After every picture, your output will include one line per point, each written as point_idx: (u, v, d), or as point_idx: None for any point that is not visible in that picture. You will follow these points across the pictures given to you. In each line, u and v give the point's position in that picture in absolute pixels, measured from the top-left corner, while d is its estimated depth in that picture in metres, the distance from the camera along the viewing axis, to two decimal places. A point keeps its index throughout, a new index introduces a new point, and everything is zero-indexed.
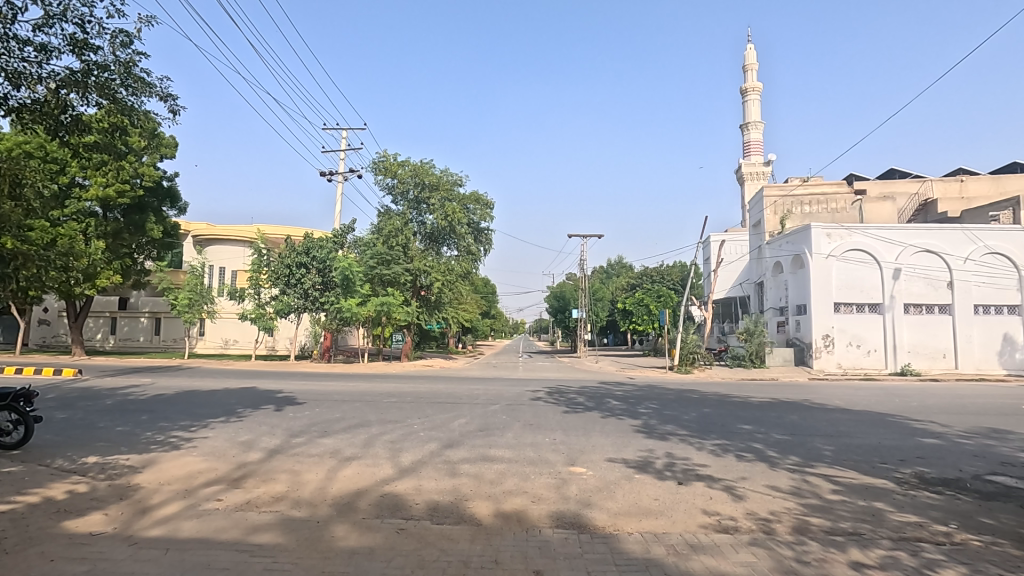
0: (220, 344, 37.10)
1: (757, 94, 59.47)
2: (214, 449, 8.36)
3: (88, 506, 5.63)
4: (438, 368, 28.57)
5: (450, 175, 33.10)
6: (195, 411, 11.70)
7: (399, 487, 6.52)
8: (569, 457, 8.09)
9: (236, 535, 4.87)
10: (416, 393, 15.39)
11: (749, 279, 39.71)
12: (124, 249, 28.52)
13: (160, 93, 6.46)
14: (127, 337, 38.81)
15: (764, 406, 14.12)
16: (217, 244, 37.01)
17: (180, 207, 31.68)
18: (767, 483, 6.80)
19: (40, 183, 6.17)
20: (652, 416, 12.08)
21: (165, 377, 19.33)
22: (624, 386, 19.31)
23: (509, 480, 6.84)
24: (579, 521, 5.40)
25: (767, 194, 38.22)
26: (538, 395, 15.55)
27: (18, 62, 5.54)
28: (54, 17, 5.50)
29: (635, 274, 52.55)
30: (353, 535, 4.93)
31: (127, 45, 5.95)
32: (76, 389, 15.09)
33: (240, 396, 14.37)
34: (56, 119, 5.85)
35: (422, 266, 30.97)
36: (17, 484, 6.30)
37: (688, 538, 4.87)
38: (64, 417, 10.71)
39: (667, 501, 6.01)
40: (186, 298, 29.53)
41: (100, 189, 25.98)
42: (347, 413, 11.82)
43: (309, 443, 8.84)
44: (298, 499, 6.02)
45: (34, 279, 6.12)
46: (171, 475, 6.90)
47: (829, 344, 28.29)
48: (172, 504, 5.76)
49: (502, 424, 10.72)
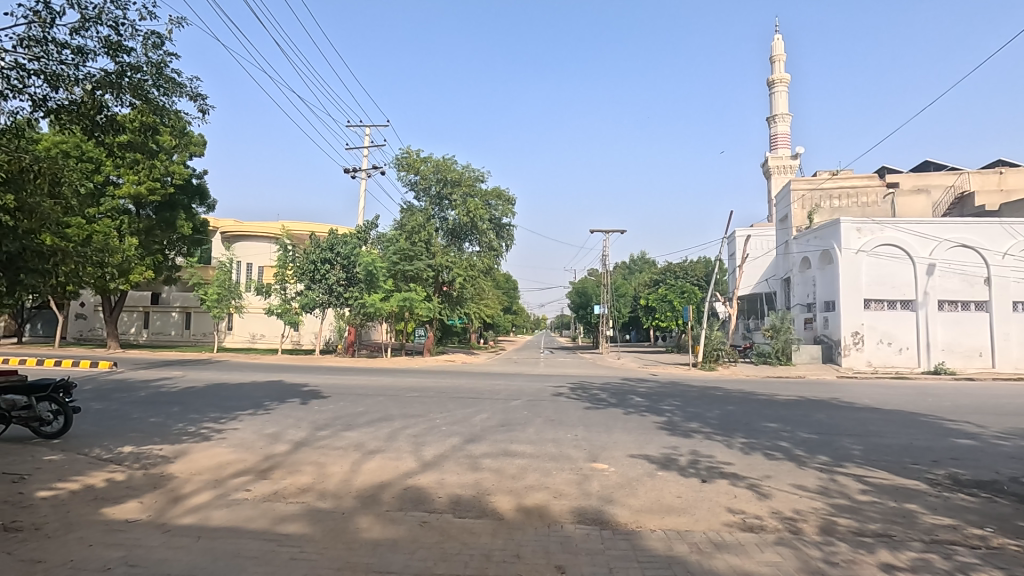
0: (247, 339, 38.03)
1: (785, 85, 58.24)
2: (242, 441, 8.56)
3: (124, 494, 5.83)
4: (459, 364, 28.72)
5: (472, 171, 33.08)
6: (224, 404, 12.01)
7: (422, 481, 6.58)
8: (591, 453, 8.07)
9: (265, 525, 4.99)
10: (439, 388, 15.48)
11: (775, 275, 38.90)
12: (156, 245, 29.17)
13: (190, 92, 6.59)
14: (159, 331, 39.95)
15: (791, 404, 13.82)
16: (246, 241, 37.83)
17: (209, 204, 32.48)
18: (794, 482, 6.69)
19: (77, 182, 6.37)
20: (675, 412, 12.06)
21: (195, 370, 19.85)
22: (647, 383, 19.23)
23: (530, 475, 6.87)
24: (601, 517, 5.39)
25: (794, 187, 37.10)
26: (559, 391, 15.54)
27: (57, 65, 5.71)
28: (89, 20, 5.65)
29: (658, 270, 51.98)
30: (376, 526, 5.00)
31: (159, 46, 6.09)
32: (111, 381, 15.58)
33: (268, 389, 14.68)
34: (92, 119, 6.02)
35: (444, 262, 31.14)
36: (57, 472, 6.55)
37: (712, 537, 4.82)
38: (101, 408, 11.12)
39: (690, 499, 5.96)
40: (215, 293, 30.22)
41: (133, 187, 26.71)
42: (370, 407, 12.00)
43: (334, 436, 8.99)
44: (323, 491, 6.12)
45: (73, 275, 6.33)
46: (201, 466, 7.08)
47: (858, 341, 27.60)
48: (203, 493, 5.93)
49: (523, 420, 10.74)
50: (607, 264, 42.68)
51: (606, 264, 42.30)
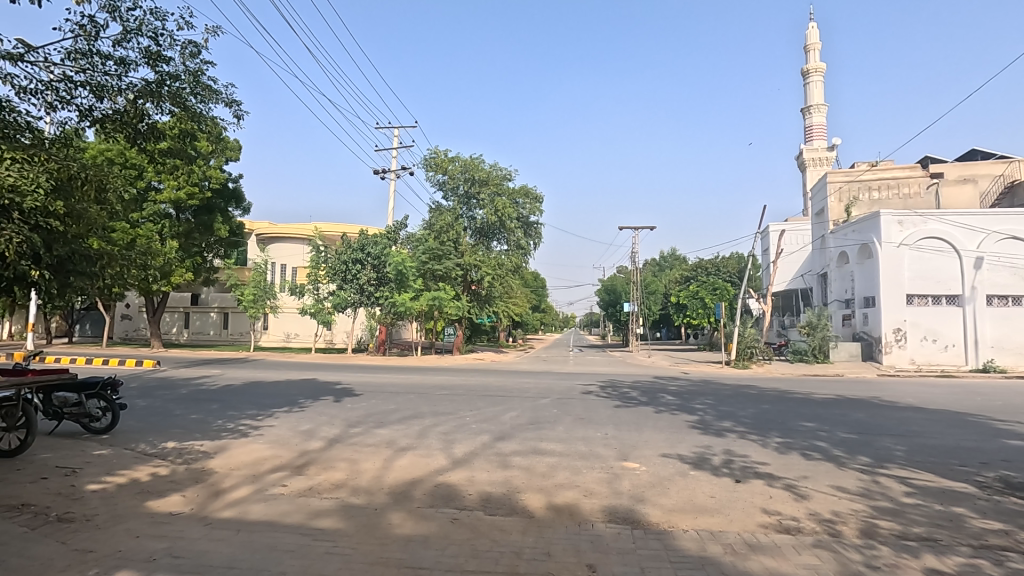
0: (282, 338, 38.99)
1: (820, 75, 56.58)
2: (278, 437, 8.79)
3: (167, 488, 6.05)
4: (488, 363, 28.80)
5: (499, 170, 33.18)
6: (261, 401, 12.35)
7: (453, 478, 6.64)
8: (621, 452, 7.99)
9: (300, 520, 5.11)
10: (468, 386, 15.58)
11: (812, 270, 37.80)
12: (195, 248, 30.17)
13: (225, 99, 6.80)
14: (199, 331, 41.31)
15: (828, 404, 13.41)
16: (280, 243, 38.76)
17: (244, 207, 33.35)
18: (833, 483, 6.50)
19: (121, 188, 6.66)
20: (707, 411, 11.83)
21: (233, 369, 20.45)
22: (678, 381, 18.94)
23: (561, 474, 6.85)
24: (633, 516, 5.34)
25: (831, 179, 36.00)
26: (589, 390, 15.44)
27: (101, 76, 5.96)
28: (131, 32, 5.88)
29: (689, 267, 51.10)
30: (408, 523, 5.07)
31: (196, 55, 6.29)
32: (155, 379, 16.20)
33: (302, 387, 15.03)
34: (135, 127, 6.26)
35: (472, 261, 31.25)
36: (106, 466, 6.85)
37: (747, 538, 4.73)
38: (146, 405, 11.57)
39: (724, 499, 5.85)
40: (251, 294, 31.06)
41: (173, 192, 27.68)
42: (401, 405, 12.17)
43: (366, 433, 9.15)
44: (356, 487, 6.23)
45: (118, 277, 6.61)
46: (239, 461, 7.29)
47: (900, 338, 26.60)
48: (242, 488, 6.12)
49: (553, 418, 10.72)
50: (637, 261, 42.21)
51: (635, 261, 41.82)
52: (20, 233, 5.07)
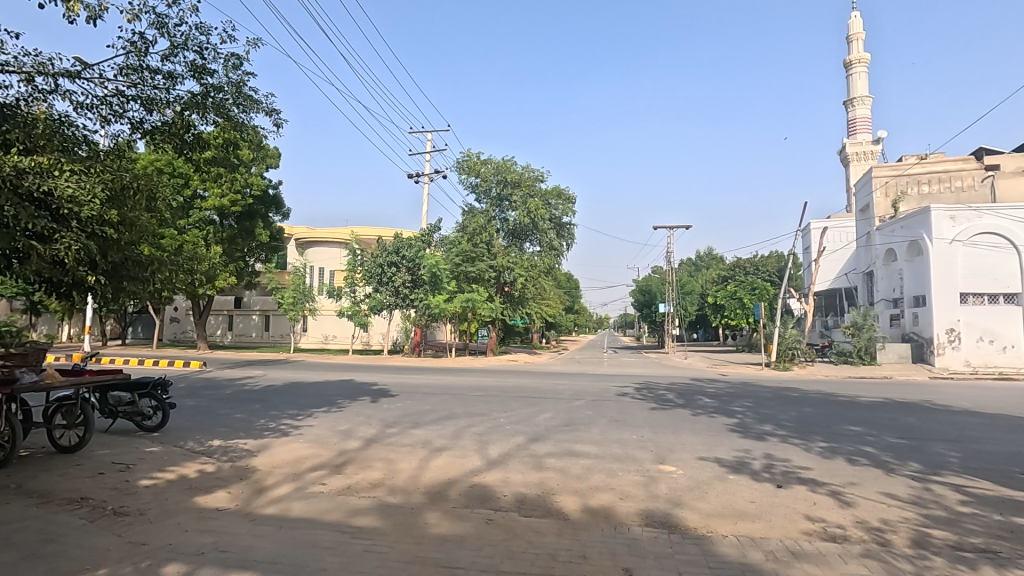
0: (320, 340, 39.96)
1: (864, 66, 54.54)
2: (318, 437, 9.00)
3: (213, 485, 6.27)
4: (522, 364, 28.85)
5: (532, 171, 33.22)
6: (301, 401, 12.69)
7: (487, 479, 6.67)
8: (657, 455, 7.88)
9: (340, 517, 5.23)
10: (502, 387, 15.63)
11: (857, 268, 36.40)
12: (238, 253, 31.20)
13: (266, 108, 7.02)
14: (242, 333, 42.72)
15: (876, 407, 12.88)
16: (318, 246, 39.74)
17: (284, 212, 34.32)
18: (881, 490, 6.24)
19: (170, 197, 6.96)
20: (747, 414, 11.55)
21: (275, 370, 21.05)
22: (716, 383, 18.54)
23: (596, 476, 6.79)
24: (670, 520, 5.25)
25: (877, 173, 34.59)
26: (624, 391, 15.27)
27: (151, 90, 6.24)
28: (178, 47, 6.14)
29: (727, 266, 49.94)
30: (444, 522, 5.12)
31: (238, 67, 6.52)
32: (201, 380, 16.84)
33: (341, 388, 15.38)
34: (182, 138, 6.53)
35: (505, 262, 31.33)
36: (157, 462, 7.16)
37: (789, 545, 4.59)
38: (193, 404, 12.05)
39: (765, 504, 5.69)
40: (291, 297, 31.95)
41: (217, 200, 28.76)
42: (436, 405, 12.30)
43: (402, 433, 9.28)
44: (392, 486, 6.34)
45: (168, 281, 6.91)
46: (281, 460, 7.50)
47: (954, 339, 25.34)
48: (284, 486, 6.29)
49: (587, 420, 10.64)
50: (672, 261, 41.53)
51: (670, 261, 41.16)
52: (77, 241, 5.37)
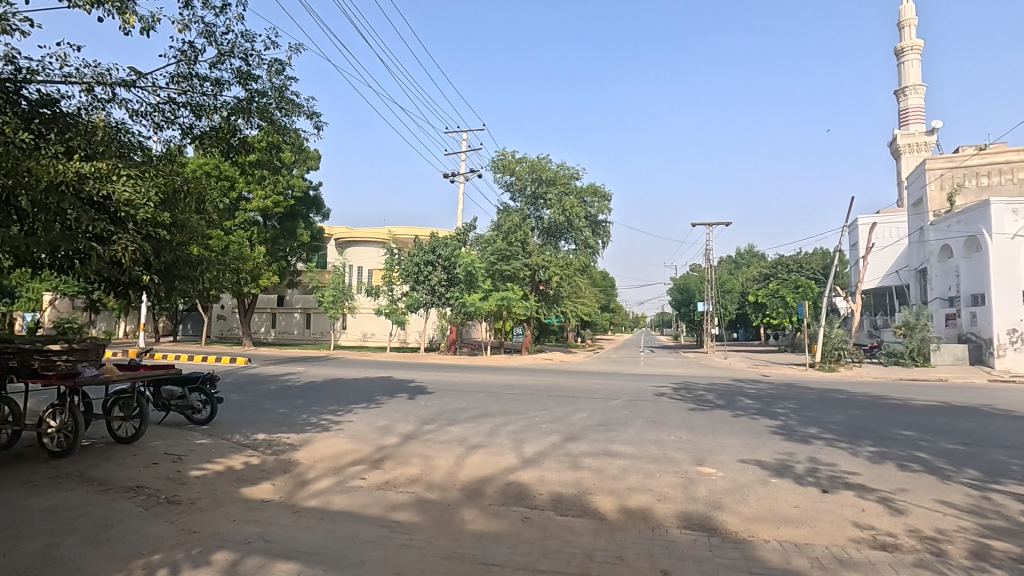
0: (359, 337, 40.82)
1: (917, 53, 52.09)
2: (358, 432, 9.21)
3: (258, 476, 6.50)
4: (558, 363, 28.75)
5: (567, 169, 33.06)
6: (341, 398, 13.00)
7: (523, 477, 6.68)
8: (696, 457, 7.73)
9: (379, 512, 5.34)
10: (537, 386, 15.63)
11: (909, 266, 34.78)
12: (281, 253, 32.17)
13: (307, 111, 7.20)
14: (284, 331, 44.06)
15: (930, 411, 12.28)
16: (357, 246, 40.58)
17: (324, 213, 35.20)
18: (936, 498, 5.95)
19: (217, 199, 7.23)
20: (790, 416, 11.20)
21: (316, 366, 21.64)
22: (758, 384, 18.05)
23: (633, 477, 6.72)
24: (709, 523, 5.15)
25: (930, 165, 32.88)
26: (661, 391, 15.04)
27: (200, 96, 6.49)
28: (224, 54, 6.36)
29: (769, 264, 48.53)
30: (481, 519, 5.17)
31: (281, 72, 6.71)
32: (247, 376, 17.45)
33: (379, 385, 15.68)
34: (229, 142, 6.77)
35: (540, 261, 31.29)
36: (206, 454, 7.47)
37: (836, 552, 4.44)
38: (239, 399, 12.50)
39: (809, 510, 5.51)
40: (331, 295, 32.73)
41: (261, 201, 29.74)
42: (472, 403, 12.40)
43: (439, 430, 9.39)
44: (430, 482, 6.43)
45: (215, 280, 7.18)
46: (322, 454, 7.70)
47: (1016, 340, 23.97)
48: (325, 479, 6.46)
49: (623, 420, 10.53)
50: (711, 259, 40.63)
51: (709, 259, 40.28)
52: (133, 242, 5.62)
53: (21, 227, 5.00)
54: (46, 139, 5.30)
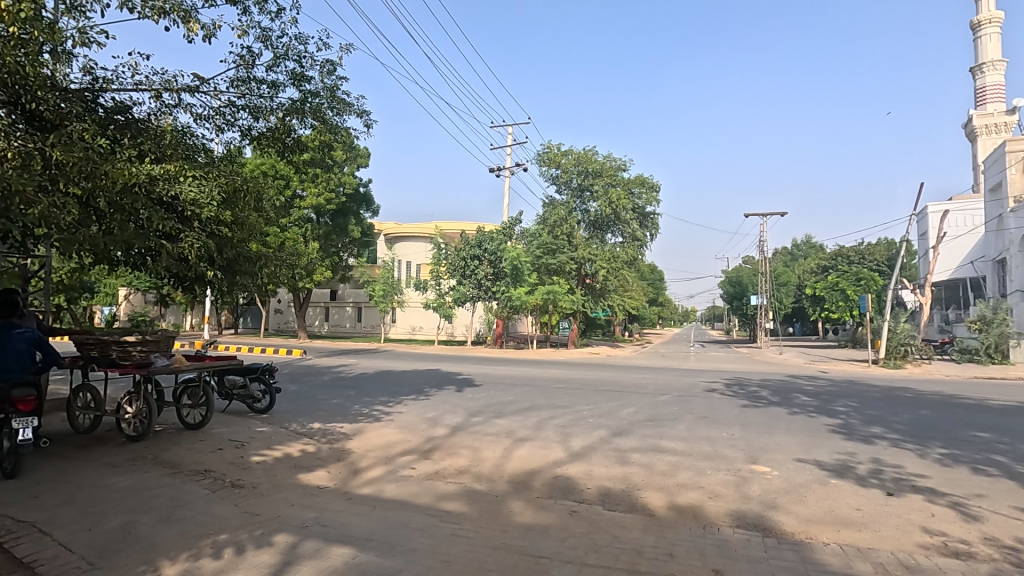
0: (408, 331, 41.75)
1: (996, 26, 48.34)
2: (407, 423, 9.43)
3: (314, 464, 6.78)
4: (604, 357, 28.52)
5: (614, 161, 32.60)
6: (391, 389, 13.33)
7: (571, 471, 6.67)
8: (749, 455, 7.50)
9: (429, 501, 5.45)
10: (585, 381, 15.53)
11: (986, 256, 32.41)
12: (333, 249, 33.22)
13: (357, 110, 7.39)
14: (337, 324, 45.56)
15: (1009, 412, 11.43)
16: (406, 242, 41.39)
17: (374, 209, 36.08)
18: (1016, 505, 5.54)
19: (274, 197, 7.53)
20: (852, 414, 10.68)
21: (367, 359, 22.28)
22: (816, 381, 17.30)
23: (683, 474, 6.59)
24: (764, 523, 4.99)
25: (1011, 146, 30.24)
26: (712, 387, 14.66)
27: (258, 99, 6.77)
28: (280, 57, 6.60)
29: (828, 256, 46.33)
30: (529, 511, 5.20)
31: (332, 72, 6.91)
32: (303, 367, 18.17)
33: (428, 377, 15.99)
34: (284, 141, 7.03)
35: (586, 254, 30.99)
36: (266, 441, 7.83)
37: (901, 558, 4.22)
38: (296, 390, 13.04)
39: (873, 513, 5.25)
40: (381, 289, 33.58)
41: (314, 199, 30.76)
42: (519, 396, 12.46)
43: (486, 423, 9.49)
44: (478, 473, 6.52)
45: (273, 276, 7.49)
46: (374, 444, 7.93)
47: None
48: (377, 468, 6.66)
49: (673, 415, 10.33)
50: (765, 250, 39.16)
51: (763, 251, 38.86)
52: (199, 241, 5.94)
53: (100, 227, 5.38)
54: (121, 144, 5.67)
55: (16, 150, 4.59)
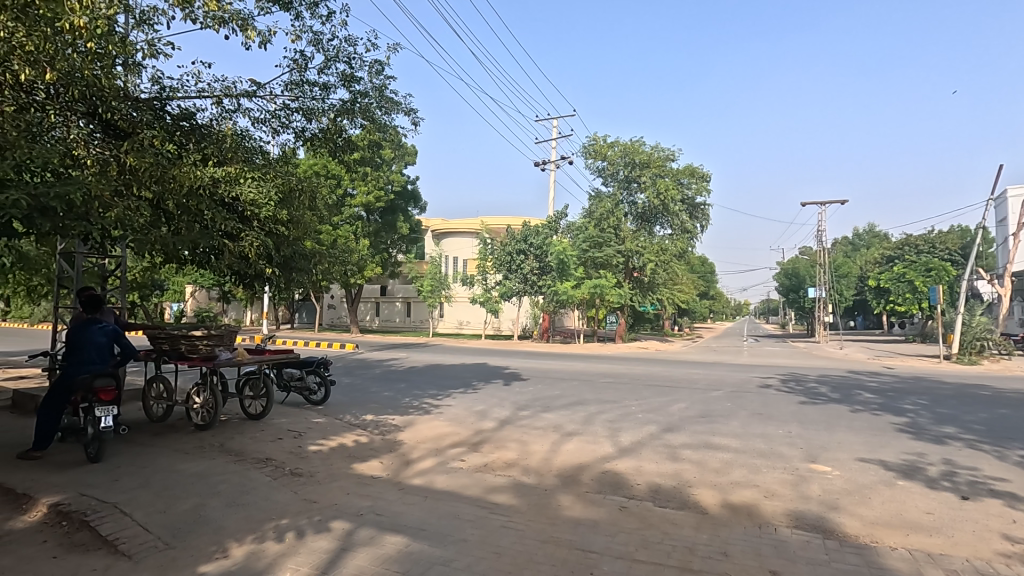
0: (455, 325, 42.35)
1: None
2: (456, 416, 9.58)
3: (368, 454, 6.99)
4: (653, 352, 28.04)
5: (662, 150, 31.91)
6: (441, 383, 13.56)
7: (620, 466, 6.60)
8: (808, 453, 7.21)
9: (478, 493, 5.53)
10: (634, 375, 15.32)
11: None
12: (383, 245, 34.02)
13: (405, 109, 7.53)
14: (387, 319, 46.71)
15: None
16: (453, 237, 41.93)
17: (422, 206, 36.69)
18: None
19: (326, 196, 7.77)
20: (921, 413, 10.07)
21: (416, 353, 22.74)
22: (880, 377, 16.45)
23: (737, 471, 6.40)
24: (825, 525, 4.79)
25: None
26: (768, 383, 14.17)
27: (310, 101, 6.99)
28: (331, 60, 6.80)
29: (894, 245, 43.79)
30: (578, 506, 5.19)
31: (381, 72, 7.07)
32: (355, 361, 18.75)
33: (476, 371, 16.18)
34: (336, 142, 7.24)
35: (634, 247, 30.46)
36: (322, 432, 8.13)
37: (978, 566, 3.96)
38: (349, 383, 13.47)
39: (946, 517, 4.95)
40: (429, 284, 34.16)
41: (365, 197, 31.55)
42: (566, 391, 12.43)
43: (534, 416, 9.52)
44: (526, 467, 6.55)
45: (326, 272, 7.71)
46: (424, 436, 8.10)
47: None
48: (427, 460, 6.80)
49: (726, 412, 10.06)
50: (824, 240, 37.40)
51: (822, 241, 37.11)
52: (258, 239, 6.24)
53: (169, 229, 5.72)
54: (187, 149, 5.98)
55: (94, 157, 4.98)
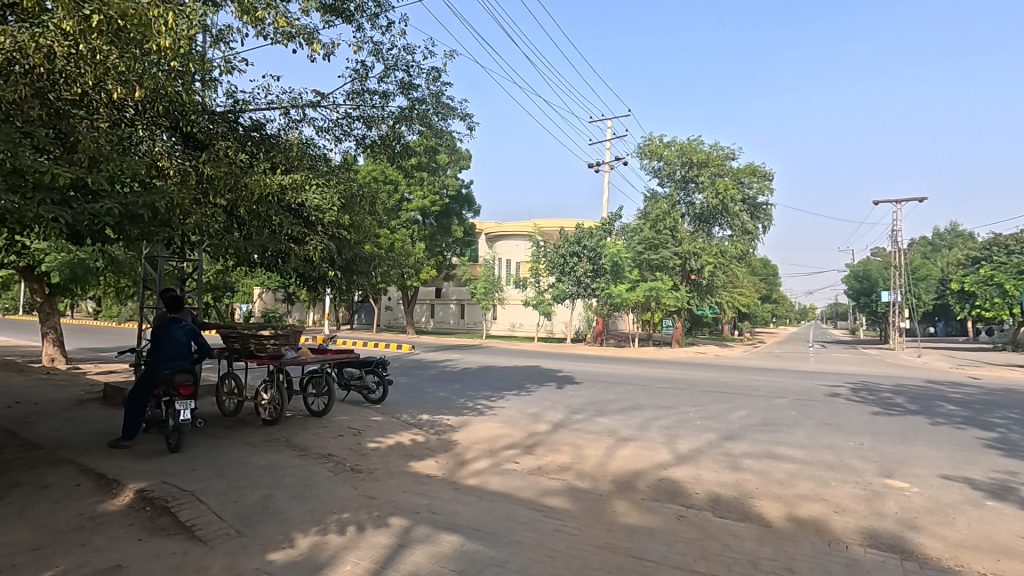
0: (508, 327, 42.61)
1: None
2: (510, 418, 9.61)
3: (424, 453, 7.12)
4: (711, 357, 27.17)
5: (721, 149, 30.95)
6: (494, 384, 13.66)
7: (677, 474, 6.43)
8: (882, 467, 6.76)
9: (532, 496, 5.53)
10: (691, 381, 14.89)
11: None
12: (438, 248, 34.66)
13: (460, 114, 7.65)
14: (442, 320, 47.55)
15: None
16: (506, 240, 42.22)
17: (476, 210, 37.16)
18: None
19: (385, 200, 8.00)
20: (1014, 428, 9.24)
21: (470, 355, 23.02)
22: (965, 388, 15.23)
23: (803, 484, 6.10)
24: (902, 545, 4.48)
25: None
26: (836, 391, 13.41)
27: (371, 109, 7.23)
28: (390, 69, 7.01)
29: (979, 246, 40.52)
30: (634, 513, 5.09)
31: (438, 79, 7.23)
32: (411, 362, 19.21)
33: (529, 373, 16.18)
34: (394, 148, 7.45)
35: (691, 249, 29.63)
36: (380, 430, 8.36)
37: None
38: (405, 383, 13.79)
39: None
40: (482, 287, 34.52)
41: (421, 202, 32.30)
42: (621, 395, 12.23)
43: (588, 420, 9.42)
44: (581, 471, 6.49)
45: (385, 274, 7.92)
46: (479, 437, 8.16)
47: None
48: (482, 461, 6.85)
49: (790, 421, 9.61)
50: (899, 241, 35.08)
51: (896, 242, 34.84)
52: (321, 243, 6.49)
53: (241, 234, 6.05)
54: (258, 159, 6.32)
55: (176, 168, 5.28)
